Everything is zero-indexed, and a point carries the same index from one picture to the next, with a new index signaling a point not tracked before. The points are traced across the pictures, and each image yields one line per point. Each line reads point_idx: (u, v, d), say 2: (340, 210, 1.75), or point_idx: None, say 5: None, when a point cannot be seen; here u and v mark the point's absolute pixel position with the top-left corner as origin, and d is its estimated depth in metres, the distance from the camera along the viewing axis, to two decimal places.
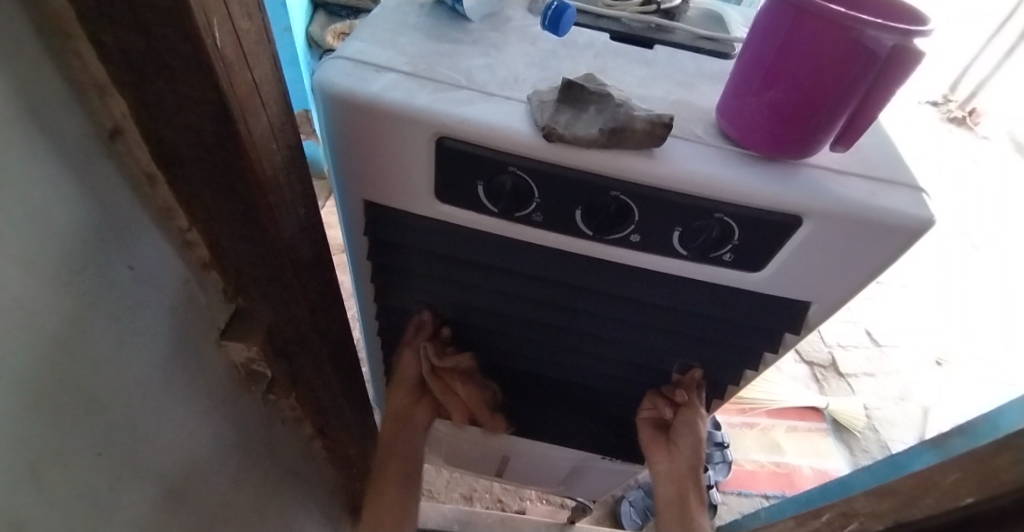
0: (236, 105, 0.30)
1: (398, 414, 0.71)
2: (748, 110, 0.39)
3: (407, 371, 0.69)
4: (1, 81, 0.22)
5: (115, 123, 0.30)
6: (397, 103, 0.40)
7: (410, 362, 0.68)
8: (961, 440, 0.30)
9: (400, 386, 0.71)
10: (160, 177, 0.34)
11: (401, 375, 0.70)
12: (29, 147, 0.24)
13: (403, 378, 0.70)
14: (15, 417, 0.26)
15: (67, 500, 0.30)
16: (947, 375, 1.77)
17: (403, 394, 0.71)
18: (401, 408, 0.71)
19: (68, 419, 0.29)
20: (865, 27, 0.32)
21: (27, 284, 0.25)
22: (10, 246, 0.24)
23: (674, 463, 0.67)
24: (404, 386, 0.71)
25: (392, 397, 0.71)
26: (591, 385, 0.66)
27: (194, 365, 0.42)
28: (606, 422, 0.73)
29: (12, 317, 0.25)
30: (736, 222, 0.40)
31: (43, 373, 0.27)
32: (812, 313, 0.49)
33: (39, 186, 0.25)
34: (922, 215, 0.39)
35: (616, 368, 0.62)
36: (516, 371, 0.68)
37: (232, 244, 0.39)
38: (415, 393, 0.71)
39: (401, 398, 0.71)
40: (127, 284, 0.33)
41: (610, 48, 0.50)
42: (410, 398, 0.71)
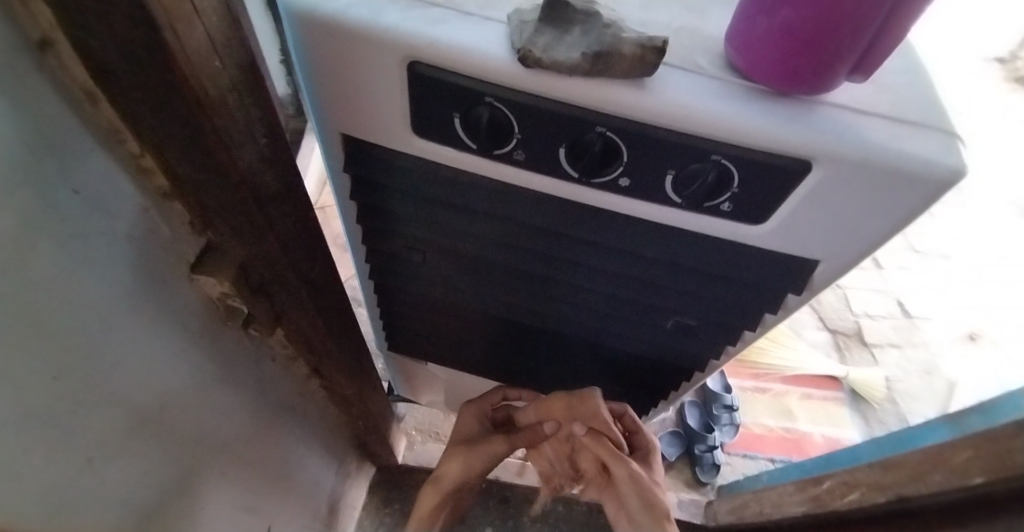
0: (159, 8, 0.26)
1: (457, 474, 0.63)
2: (757, 36, 0.34)
3: (486, 453, 0.64)
4: None
5: (45, 33, 0.27)
6: (363, 21, 0.36)
7: (498, 445, 0.64)
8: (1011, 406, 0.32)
9: (474, 408, 0.72)
10: (100, 95, 0.32)
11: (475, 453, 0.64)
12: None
13: (478, 451, 0.64)
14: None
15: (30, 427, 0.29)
16: (979, 350, 1.69)
17: (455, 467, 0.63)
18: (461, 462, 0.63)
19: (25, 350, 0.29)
20: None
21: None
22: None
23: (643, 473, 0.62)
24: (478, 417, 0.71)
25: (460, 421, 0.71)
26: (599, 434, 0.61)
27: (161, 297, 0.41)
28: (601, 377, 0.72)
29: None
30: (736, 165, 0.36)
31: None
32: (819, 274, 0.45)
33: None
34: (952, 164, 0.35)
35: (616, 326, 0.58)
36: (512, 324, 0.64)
37: (191, 175, 0.37)
38: (486, 466, 0.64)
39: (475, 456, 0.63)
40: (73, 210, 0.31)
41: None
42: (480, 469, 0.64)
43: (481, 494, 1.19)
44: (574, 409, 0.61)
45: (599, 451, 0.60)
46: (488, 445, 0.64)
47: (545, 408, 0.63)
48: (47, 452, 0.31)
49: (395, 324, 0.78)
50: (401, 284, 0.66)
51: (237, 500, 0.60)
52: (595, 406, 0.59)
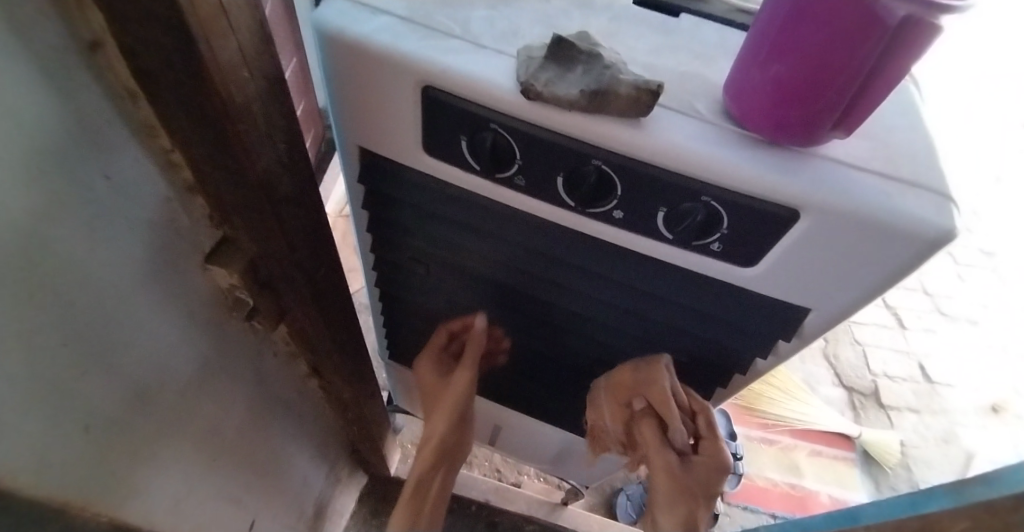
0: (197, 25, 0.29)
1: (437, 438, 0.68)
2: (751, 86, 0.35)
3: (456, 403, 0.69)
4: None
5: (94, 35, 0.31)
6: (384, 46, 0.39)
7: (455, 395, 0.69)
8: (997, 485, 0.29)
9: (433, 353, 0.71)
10: (141, 95, 0.35)
11: (446, 407, 0.68)
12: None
13: (444, 404, 0.69)
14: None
15: (39, 393, 0.32)
16: (1002, 424, 1.62)
17: (436, 430, 0.68)
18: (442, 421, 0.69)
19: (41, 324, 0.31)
20: None
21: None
22: None
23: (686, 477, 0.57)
24: (437, 367, 0.71)
25: (421, 364, 0.72)
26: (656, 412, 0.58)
27: (173, 283, 0.44)
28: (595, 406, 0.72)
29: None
30: (725, 209, 0.37)
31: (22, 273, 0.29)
32: (810, 322, 0.45)
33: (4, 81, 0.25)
34: (940, 225, 0.35)
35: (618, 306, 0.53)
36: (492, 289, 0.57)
37: (213, 173, 0.40)
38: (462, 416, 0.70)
39: (445, 408, 0.69)
40: (102, 195, 0.34)
41: (629, 13, 0.47)
42: (460, 424, 0.70)
43: (470, 516, 1.18)
44: (641, 381, 0.56)
45: (646, 430, 0.58)
46: (450, 399, 0.69)
47: (611, 388, 0.59)
48: (50, 412, 0.33)
49: (398, 334, 0.79)
50: (406, 295, 0.68)
51: (223, 489, 0.61)
52: (659, 383, 0.54)
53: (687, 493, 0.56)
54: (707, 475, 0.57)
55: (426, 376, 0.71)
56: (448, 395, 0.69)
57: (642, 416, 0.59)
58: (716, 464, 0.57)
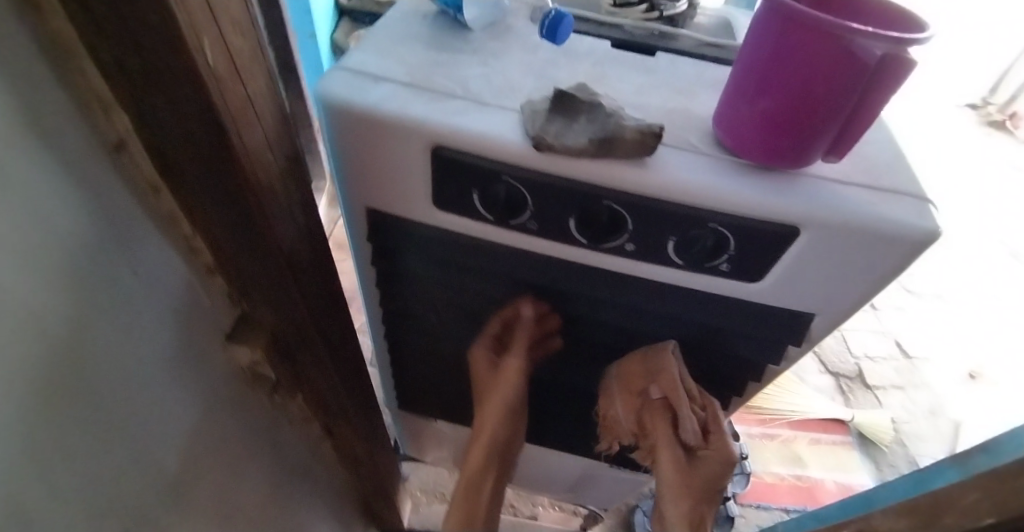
0: (228, 118, 0.30)
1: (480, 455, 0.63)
2: (742, 120, 0.38)
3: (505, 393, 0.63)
4: (14, 106, 0.24)
5: (119, 136, 0.31)
6: (393, 113, 0.41)
7: (505, 389, 0.62)
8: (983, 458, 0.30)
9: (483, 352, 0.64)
10: (163, 188, 0.35)
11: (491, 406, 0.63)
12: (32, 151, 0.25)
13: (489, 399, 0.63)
14: (39, 419, 0.27)
15: (81, 499, 0.31)
16: (981, 390, 1.70)
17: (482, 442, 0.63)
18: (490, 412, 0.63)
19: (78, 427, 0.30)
20: (854, 35, 0.31)
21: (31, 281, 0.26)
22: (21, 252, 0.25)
23: (694, 478, 0.58)
24: (486, 367, 0.63)
25: (474, 365, 0.64)
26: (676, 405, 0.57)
27: (196, 366, 0.43)
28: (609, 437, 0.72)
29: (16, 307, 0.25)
30: (731, 232, 0.40)
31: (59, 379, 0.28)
32: (816, 326, 0.48)
33: (35, 188, 0.26)
34: (925, 227, 0.38)
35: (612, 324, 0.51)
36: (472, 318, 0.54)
37: (234, 253, 0.40)
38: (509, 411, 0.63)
39: (491, 401, 0.63)
40: (129, 290, 0.34)
41: (610, 56, 0.50)
42: (501, 421, 0.63)
43: None
44: (653, 372, 0.54)
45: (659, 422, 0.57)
46: (496, 395, 0.63)
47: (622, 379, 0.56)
48: (92, 517, 0.32)
49: (407, 382, 0.79)
50: (417, 343, 0.69)
51: None
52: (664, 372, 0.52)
53: (692, 491, 0.57)
54: (716, 471, 0.58)
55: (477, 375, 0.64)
56: (497, 387, 0.63)
57: (656, 411, 0.57)
58: (724, 461, 0.57)
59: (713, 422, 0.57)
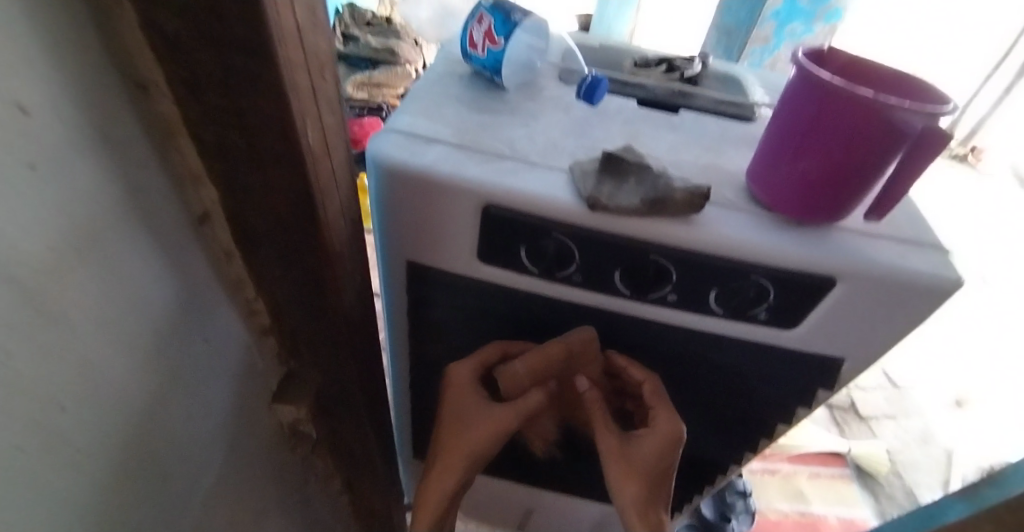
0: (318, 192, 0.31)
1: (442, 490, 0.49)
2: (779, 179, 0.41)
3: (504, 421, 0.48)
4: (111, 184, 0.25)
5: (204, 208, 0.32)
6: (447, 173, 0.42)
7: (486, 433, 0.48)
8: (993, 490, 0.32)
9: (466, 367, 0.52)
10: (236, 254, 0.36)
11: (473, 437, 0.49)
12: (124, 224, 0.26)
13: (464, 444, 0.49)
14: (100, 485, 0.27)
15: None
16: (969, 416, 1.74)
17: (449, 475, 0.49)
18: (460, 461, 0.49)
19: (135, 494, 0.30)
20: (893, 109, 0.34)
21: (104, 348, 0.26)
22: (103, 320, 0.26)
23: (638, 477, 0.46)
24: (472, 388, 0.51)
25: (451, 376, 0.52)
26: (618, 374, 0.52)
27: (245, 427, 0.43)
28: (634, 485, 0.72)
29: (89, 372, 0.25)
30: (772, 283, 0.42)
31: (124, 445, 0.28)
32: (846, 370, 0.50)
33: (124, 260, 0.26)
34: (951, 276, 0.41)
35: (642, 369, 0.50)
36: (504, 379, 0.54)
37: (293, 312, 0.41)
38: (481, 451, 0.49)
39: (464, 449, 0.49)
40: (196, 354, 0.34)
41: (639, 114, 0.53)
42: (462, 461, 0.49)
43: None
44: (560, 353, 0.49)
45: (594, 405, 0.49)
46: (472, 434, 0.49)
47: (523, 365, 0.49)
48: None
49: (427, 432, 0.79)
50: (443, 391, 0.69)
51: None
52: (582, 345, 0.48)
53: (645, 482, 0.46)
54: (667, 453, 0.48)
55: (459, 406, 0.50)
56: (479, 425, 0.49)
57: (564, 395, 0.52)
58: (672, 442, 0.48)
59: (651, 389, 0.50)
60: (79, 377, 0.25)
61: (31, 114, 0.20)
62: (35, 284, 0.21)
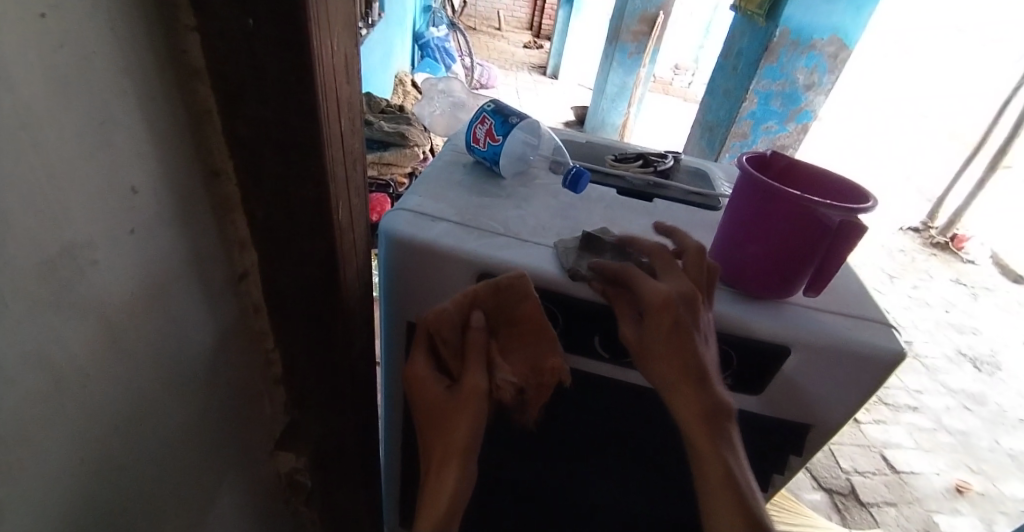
0: (340, 258, 0.37)
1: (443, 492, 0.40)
2: (735, 260, 0.47)
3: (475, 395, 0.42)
4: (180, 243, 0.31)
5: (244, 269, 0.38)
6: (449, 246, 0.49)
7: (463, 426, 0.42)
8: None
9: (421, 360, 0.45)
10: (263, 309, 0.41)
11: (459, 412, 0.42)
12: (183, 276, 0.32)
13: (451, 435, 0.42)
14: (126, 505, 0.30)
15: None
16: (971, 504, 1.70)
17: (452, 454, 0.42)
18: (452, 457, 0.41)
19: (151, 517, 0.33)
20: (818, 206, 0.41)
21: (153, 383, 0.31)
22: (157, 356, 0.31)
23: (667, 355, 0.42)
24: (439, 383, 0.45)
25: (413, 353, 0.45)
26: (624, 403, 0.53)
27: (248, 472, 0.45)
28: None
29: (141, 402, 0.30)
30: (733, 348, 0.47)
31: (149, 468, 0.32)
32: (812, 437, 0.54)
33: (179, 306, 0.32)
34: (892, 347, 0.46)
35: (623, 425, 0.53)
36: (493, 438, 0.57)
37: (304, 364, 0.45)
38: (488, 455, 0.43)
39: (455, 444, 0.41)
40: (218, 395, 0.38)
41: (619, 201, 0.61)
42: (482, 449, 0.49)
43: None
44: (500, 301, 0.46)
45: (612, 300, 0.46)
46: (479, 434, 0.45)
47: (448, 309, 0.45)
48: None
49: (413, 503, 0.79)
50: None
51: None
52: (517, 291, 0.45)
53: (678, 361, 0.41)
54: (667, 315, 0.41)
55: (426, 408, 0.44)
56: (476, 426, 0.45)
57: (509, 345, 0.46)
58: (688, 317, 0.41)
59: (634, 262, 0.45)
60: (133, 406, 0.30)
61: (138, 192, 0.27)
62: (118, 321, 0.27)
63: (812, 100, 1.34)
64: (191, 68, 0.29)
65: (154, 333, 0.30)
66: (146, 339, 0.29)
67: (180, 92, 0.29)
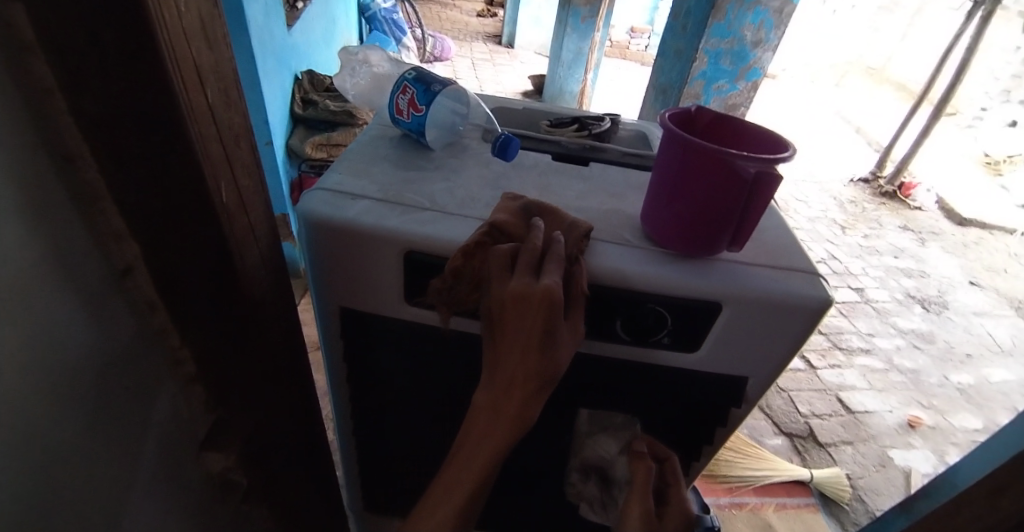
0: (234, 245, 0.35)
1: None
2: (663, 217, 0.46)
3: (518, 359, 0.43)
4: (34, 239, 0.28)
5: (127, 264, 0.35)
6: (370, 225, 0.46)
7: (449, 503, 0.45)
8: None
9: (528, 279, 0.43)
10: (160, 305, 0.38)
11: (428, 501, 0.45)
12: (44, 276, 0.29)
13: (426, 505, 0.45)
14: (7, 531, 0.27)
15: None
16: (922, 437, 1.79)
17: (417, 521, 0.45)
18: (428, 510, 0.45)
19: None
20: (734, 158, 0.40)
21: (27, 396, 0.28)
22: (27, 366, 0.28)
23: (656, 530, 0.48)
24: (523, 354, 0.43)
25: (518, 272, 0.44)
26: (565, 373, 0.52)
27: (170, 475, 0.43)
28: (579, 525, 0.72)
29: (15, 421, 0.27)
30: (668, 310, 0.47)
31: (34, 486, 0.29)
32: (751, 389, 0.54)
33: (44, 310, 0.29)
34: (820, 296, 0.46)
35: None
36: None
37: (218, 359, 0.43)
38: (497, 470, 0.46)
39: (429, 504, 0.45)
40: (117, 401, 0.36)
41: (552, 167, 0.59)
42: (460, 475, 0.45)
43: None
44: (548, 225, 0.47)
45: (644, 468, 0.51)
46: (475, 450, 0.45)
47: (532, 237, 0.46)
48: None
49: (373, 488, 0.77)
50: (386, 443, 0.69)
51: None
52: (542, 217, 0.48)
53: None
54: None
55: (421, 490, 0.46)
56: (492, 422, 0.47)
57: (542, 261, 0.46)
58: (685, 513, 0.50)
59: (643, 482, 0.50)
60: (8, 425, 0.27)
61: None
62: None
63: (760, 56, 1.32)
64: (19, 41, 0.25)
65: (13, 342, 0.27)
66: (6, 351, 0.26)
67: (10, 71, 0.25)
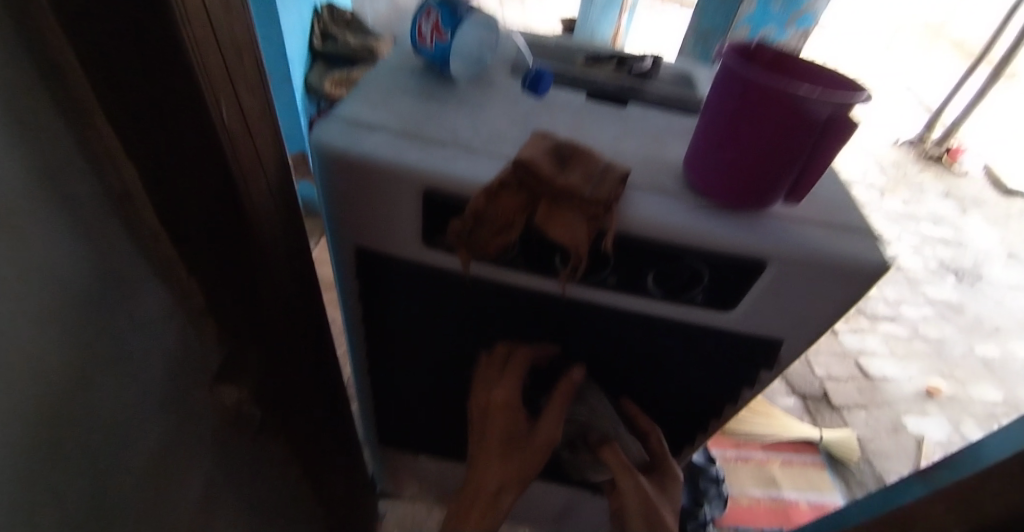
0: (239, 173, 0.34)
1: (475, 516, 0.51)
2: (710, 167, 0.42)
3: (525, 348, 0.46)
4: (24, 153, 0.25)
5: (124, 186, 0.32)
6: (387, 159, 0.43)
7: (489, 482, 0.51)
8: None
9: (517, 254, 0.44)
10: (162, 234, 0.36)
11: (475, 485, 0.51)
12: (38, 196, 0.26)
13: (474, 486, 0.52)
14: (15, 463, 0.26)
15: None
16: (939, 406, 1.77)
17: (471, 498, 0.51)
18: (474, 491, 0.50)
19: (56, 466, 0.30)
20: (807, 99, 0.36)
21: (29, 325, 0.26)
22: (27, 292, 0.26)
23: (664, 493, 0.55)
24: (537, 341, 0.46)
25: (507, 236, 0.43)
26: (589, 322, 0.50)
27: (184, 407, 0.42)
28: None
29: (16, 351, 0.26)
30: (705, 266, 0.43)
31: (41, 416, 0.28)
32: (784, 353, 0.51)
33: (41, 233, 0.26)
34: (876, 259, 0.42)
35: None
36: None
37: (226, 292, 0.41)
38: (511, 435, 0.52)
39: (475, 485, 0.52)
40: (125, 332, 0.34)
41: (587, 106, 0.54)
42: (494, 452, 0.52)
43: None
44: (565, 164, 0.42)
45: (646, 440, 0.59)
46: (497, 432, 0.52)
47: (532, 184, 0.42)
48: None
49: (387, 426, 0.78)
50: (400, 384, 0.68)
51: None
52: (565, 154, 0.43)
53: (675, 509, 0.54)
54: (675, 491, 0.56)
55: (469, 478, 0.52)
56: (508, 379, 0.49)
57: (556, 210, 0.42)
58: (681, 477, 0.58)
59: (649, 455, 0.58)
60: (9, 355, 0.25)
61: None
62: None
63: None
64: None
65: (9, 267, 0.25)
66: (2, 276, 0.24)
67: None
